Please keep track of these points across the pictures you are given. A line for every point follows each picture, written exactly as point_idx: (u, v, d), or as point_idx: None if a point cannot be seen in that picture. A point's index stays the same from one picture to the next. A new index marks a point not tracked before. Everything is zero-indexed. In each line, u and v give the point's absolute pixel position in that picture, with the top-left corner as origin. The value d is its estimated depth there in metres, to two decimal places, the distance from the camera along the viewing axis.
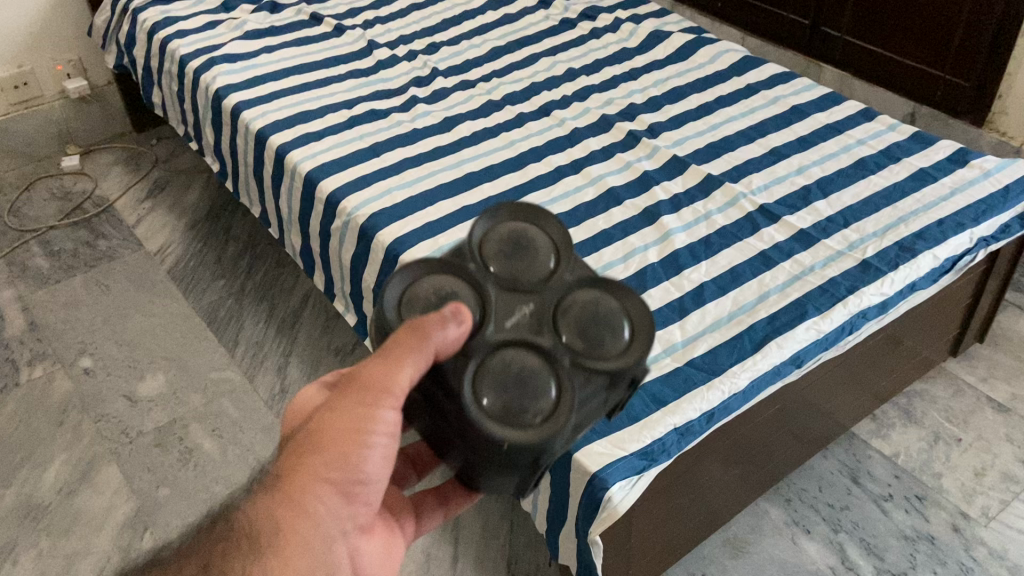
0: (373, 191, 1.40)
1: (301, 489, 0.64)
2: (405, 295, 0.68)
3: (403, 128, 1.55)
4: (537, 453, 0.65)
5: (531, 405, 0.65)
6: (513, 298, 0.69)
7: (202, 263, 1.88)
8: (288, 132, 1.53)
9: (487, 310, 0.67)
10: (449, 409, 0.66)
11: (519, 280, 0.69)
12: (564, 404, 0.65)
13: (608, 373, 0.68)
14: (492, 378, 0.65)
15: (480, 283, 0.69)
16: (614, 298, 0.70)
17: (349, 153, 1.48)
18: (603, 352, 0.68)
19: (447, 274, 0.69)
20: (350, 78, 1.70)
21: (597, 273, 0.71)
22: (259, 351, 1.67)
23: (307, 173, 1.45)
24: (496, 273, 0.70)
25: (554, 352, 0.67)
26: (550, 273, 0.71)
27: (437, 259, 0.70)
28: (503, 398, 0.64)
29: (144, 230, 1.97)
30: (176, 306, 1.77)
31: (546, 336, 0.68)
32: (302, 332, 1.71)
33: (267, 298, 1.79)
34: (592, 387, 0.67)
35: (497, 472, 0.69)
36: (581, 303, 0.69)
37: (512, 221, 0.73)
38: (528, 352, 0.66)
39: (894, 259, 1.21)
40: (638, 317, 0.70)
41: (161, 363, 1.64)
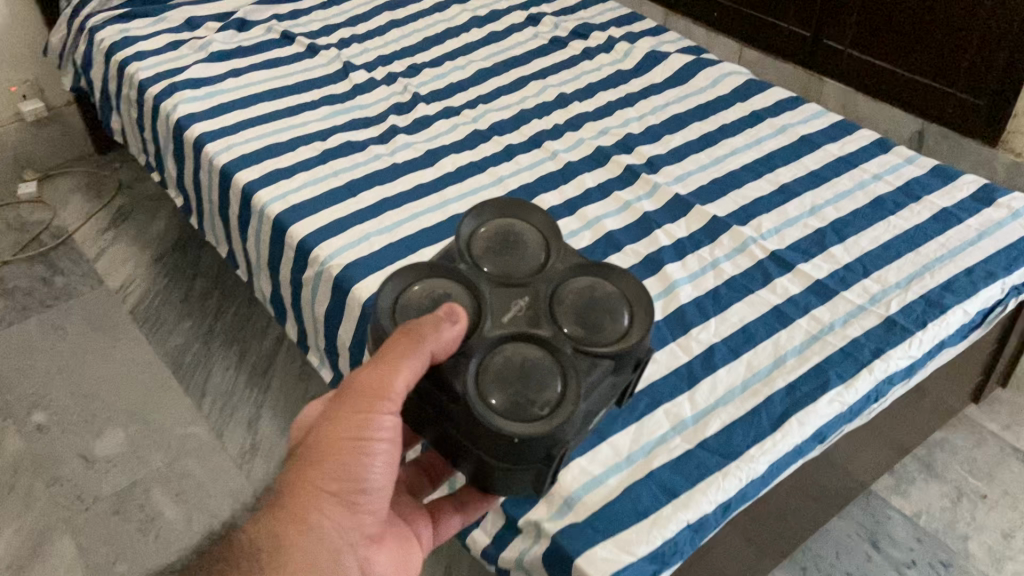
0: (348, 237, 1.27)
1: (309, 498, 0.72)
2: (398, 302, 0.78)
3: (381, 163, 1.43)
4: (549, 442, 0.73)
5: (536, 397, 0.73)
6: (508, 294, 0.79)
7: (169, 301, 1.75)
8: (256, 169, 1.41)
9: (484, 308, 0.77)
10: (457, 405, 0.75)
11: (512, 276, 0.81)
12: (570, 393, 0.74)
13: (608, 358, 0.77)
14: (496, 373, 0.74)
15: (476, 284, 0.79)
16: (607, 283, 0.81)
17: (323, 193, 1.36)
18: (604, 336, 0.78)
19: (442, 278, 0.80)
20: (325, 105, 1.58)
21: (585, 261, 0.83)
22: (228, 403, 1.55)
23: (276, 216, 1.32)
24: (491, 274, 0.80)
25: (556, 341, 0.76)
26: (540, 266, 0.82)
27: (432, 263, 0.81)
28: (510, 393, 0.73)
29: (105, 265, 1.84)
30: (139, 351, 1.64)
31: (546, 328, 0.77)
32: (276, 381, 1.59)
33: (238, 342, 1.67)
34: (598, 372, 0.77)
35: (510, 465, 0.75)
36: (574, 292, 0.80)
37: (499, 226, 0.85)
38: (529, 345, 0.75)
39: (921, 315, 1.10)
40: (632, 295, 0.81)
41: (120, 418, 1.51)
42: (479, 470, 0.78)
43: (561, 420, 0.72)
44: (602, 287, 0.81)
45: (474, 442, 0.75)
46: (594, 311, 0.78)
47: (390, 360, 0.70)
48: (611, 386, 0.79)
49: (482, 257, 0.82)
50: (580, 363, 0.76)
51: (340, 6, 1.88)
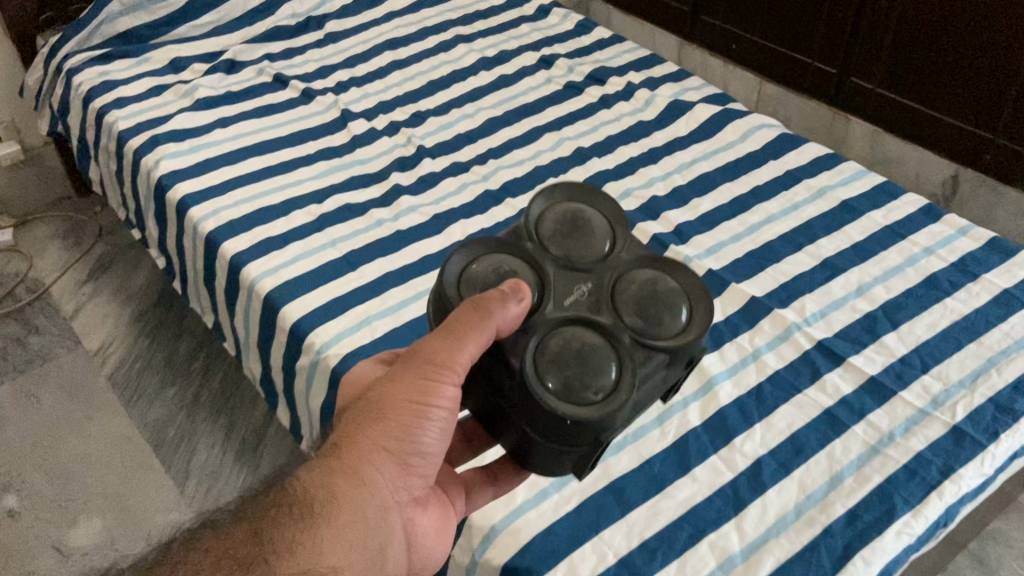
0: (347, 321, 1.14)
1: (360, 458, 0.65)
2: (463, 273, 0.68)
3: (383, 230, 1.30)
4: (597, 433, 0.63)
5: (592, 382, 0.63)
6: (573, 276, 0.69)
7: (151, 365, 1.64)
8: (245, 237, 1.28)
9: (546, 289, 0.67)
10: (509, 383, 0.65)
11: (576, 260, 0.70)
12: (625, 382, 0.64)
13: (667, 352, 0.67)
14: (552, 357, 0.63)
15: (540, 263, 0.69)
16: (672, 278, 0.70)
17: (318, 267, 1.23)
18: (662, 331, 0.67)
19: (504, 252, 0.69)
20: (321, 160, 1.45)
21: (654, 254, 0.72)
22: (214, 485, 1.42)
23: (266, 294, 1.20)
24: (554, 252, 0.69)
25: (614, 330, 0.66)
26: (607, 254, 0.71)
27: (495, 238, 0.71)
28: (565, 376, 0.63)
29: (83, 323, 1.72)
30: (118, 425, 1.52)
31: (606, 316, 0.67)
32: (266, 458, 1.46)
33: (226, 411, 1.54)
34: (654, 365, 0.66)
35: (556, 451, 0.66)
36: (639, 283, 0.69)
37: (568, 204, 0.73)
38: (589, 331, 0.65)
39: (991, 424, 0.98)
40: (696, 299, 0.70)
41: (96, 503, 1.39)
42: (521, 446, 0.69)
43: (615, 409, 0.63)
44: (666, 281, 0.70)
45: (523, 424, 0.66)
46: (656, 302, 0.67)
47: (454, 329, 0.62)
48: (664, 381, 0.69)
49: (550, 239, 0.71)
50: (638, 357, 0.66)
51: (338, 45, 1.76)
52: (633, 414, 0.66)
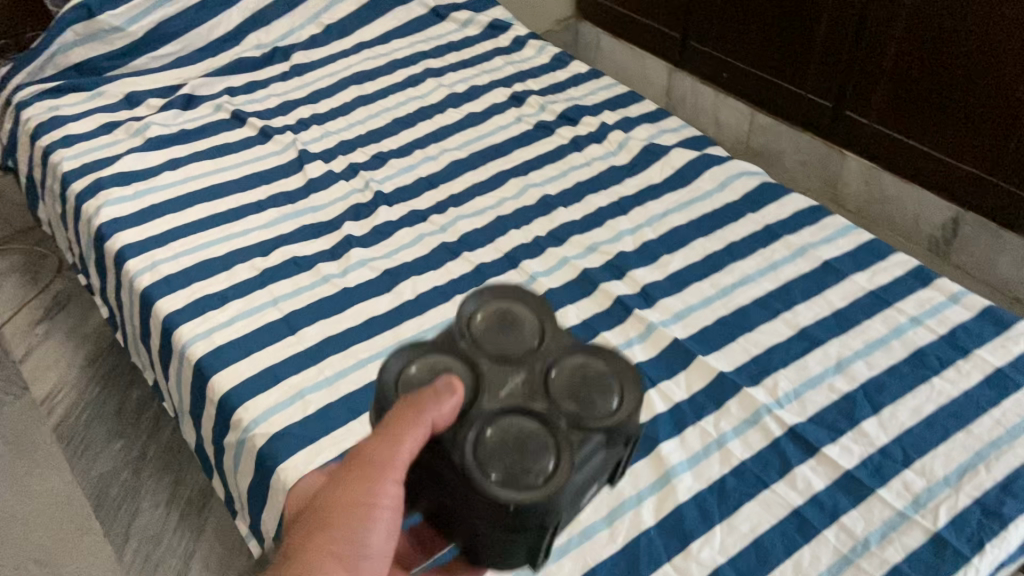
0: (281, 394, 1.06)
1: (308, 561, 0.62)
2: (401, 376, 0.67)
3: (330, 287, 1.22)
4: (544, 516, 0.62)
5: (531, 465, 0.61)
6: (506, 367, 0.67)
7: (99, 415, 1.56)
8: (182, 295, 1.20)
9: (480, 383, 0.66)
10: (450, 475, 0.64)
11: (508, 352, 0.68)
12: (564, 467, 0.62)
13: (606, 432, 0.65)
14: (491, 448, 0.62)
15: (472, 359, 0.67)
16: (602, 360, 0.69)
17: (256, 330, 1.15)
18: (598, 413, 0.66)
19: (437, 353, 0.68)
20: (271, 206, 1.36)
21: (584, 341, 0.71)
22: (154, 550, 1.34)
23: (197, 361, 1.11)
24: (486, 346, 0.68)
25: (551, 415, 0.64)
26: (539, 345, 0.69)
27: (428, 341, 0.69)
28: (504, 464, 0.61)
29: (32, 368, 1.65)
30: (60, 482, 1.45)
31: (541, 402, 0.65)
32: (212, 522, 1.38)
33: (174, 468, 1.47)
34: (594, 446, 0.64)
35: (505, 535, 0.64)
36: (571, 368, 0.68)
37: (498, 302, 0.72)
38: (526, 417, 0.64)
39: (976, 531, 0.90)
40: (626, 376, 0.69)
41: (30, 570, 1.32)
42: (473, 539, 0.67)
43: (557, 493, 0.61)
44: (595, 364, 0.69)
45: (469, 513, 0.64)
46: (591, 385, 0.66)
47: (390, 429, 0.61)
48: (604, 462, 0.66)
49: (482, 335, 0.69)
50: (576, 438, 0.64)
51: (302, 77, 1.68)
52: (576, 496, 0.65)
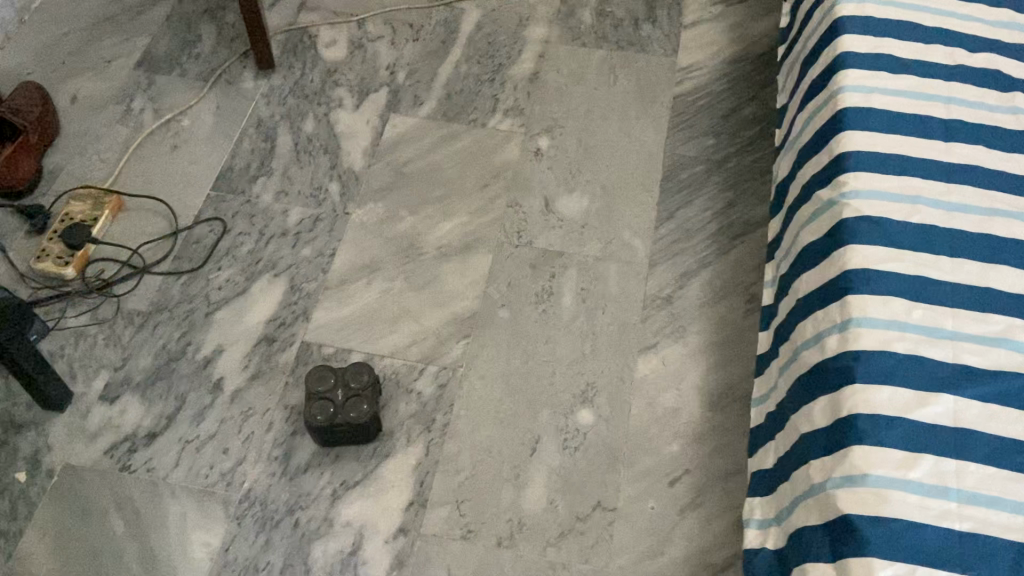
0: (894, 187, 0.99)
1: None
2: (318, 395, 1.23)
3: (1012, 121, 1.06)
4: (339, 386, 1.24)
5: (326, 393, 1.24)
6: (320, 393, 1.24)
7: (711, 109, 1.71)
8: (868, 42, 1.13)
9: (315, 404, 1.23)
10: (319, 393, 1.24)
11: (320, 391, 1.24)
12: (335, 388, 1.24)
13: (342, 386, 1.25)
14: (317, 399, 1.23)
15: (322, 391, 1.24)
16: (334, 387, 1.24)
17: (912, 114, 1.06)
18: (332, 389, 1.24)
19: (319, 389, 1.24)
20: (1008, 6, 1.17)
21: (328, 386, 1.24)
22: (681, 242, 1.50)
23: (842, 109, 1.08)
24: (318, 389, 1.24)
25: (331, 387, 1.24)
26: (328, 387, 1.24)
27: (319, 392, 1.24)
28: (322, 391, 1.24)
29: (690, 39, 1.83)
30: (652, 140, 1.65)
31: (328, 392, 1.24)
32: (736, 253, 1.49)
33: (735, 191, 1.58)
34: (338, 383, 1.25)
35: (330, 385, 1.24)
36: (324, 385, 1.24)
37: (321, 382, 1.24)
38: (327, 391, 1.24)
39: None
40: (330, 381, 1.25)
41: (594, 188, 1.58)
42: None
43: (343, 379, 1.25)
44: (327, 387, 1.24)
45: (331, 386, 1.24)
46: (319, 387, 1.24)
47: None
48: (331, 391, 1.24)
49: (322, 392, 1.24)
50: (335, 387, 1.24)
51: None
52: (342, 388, 1.24)
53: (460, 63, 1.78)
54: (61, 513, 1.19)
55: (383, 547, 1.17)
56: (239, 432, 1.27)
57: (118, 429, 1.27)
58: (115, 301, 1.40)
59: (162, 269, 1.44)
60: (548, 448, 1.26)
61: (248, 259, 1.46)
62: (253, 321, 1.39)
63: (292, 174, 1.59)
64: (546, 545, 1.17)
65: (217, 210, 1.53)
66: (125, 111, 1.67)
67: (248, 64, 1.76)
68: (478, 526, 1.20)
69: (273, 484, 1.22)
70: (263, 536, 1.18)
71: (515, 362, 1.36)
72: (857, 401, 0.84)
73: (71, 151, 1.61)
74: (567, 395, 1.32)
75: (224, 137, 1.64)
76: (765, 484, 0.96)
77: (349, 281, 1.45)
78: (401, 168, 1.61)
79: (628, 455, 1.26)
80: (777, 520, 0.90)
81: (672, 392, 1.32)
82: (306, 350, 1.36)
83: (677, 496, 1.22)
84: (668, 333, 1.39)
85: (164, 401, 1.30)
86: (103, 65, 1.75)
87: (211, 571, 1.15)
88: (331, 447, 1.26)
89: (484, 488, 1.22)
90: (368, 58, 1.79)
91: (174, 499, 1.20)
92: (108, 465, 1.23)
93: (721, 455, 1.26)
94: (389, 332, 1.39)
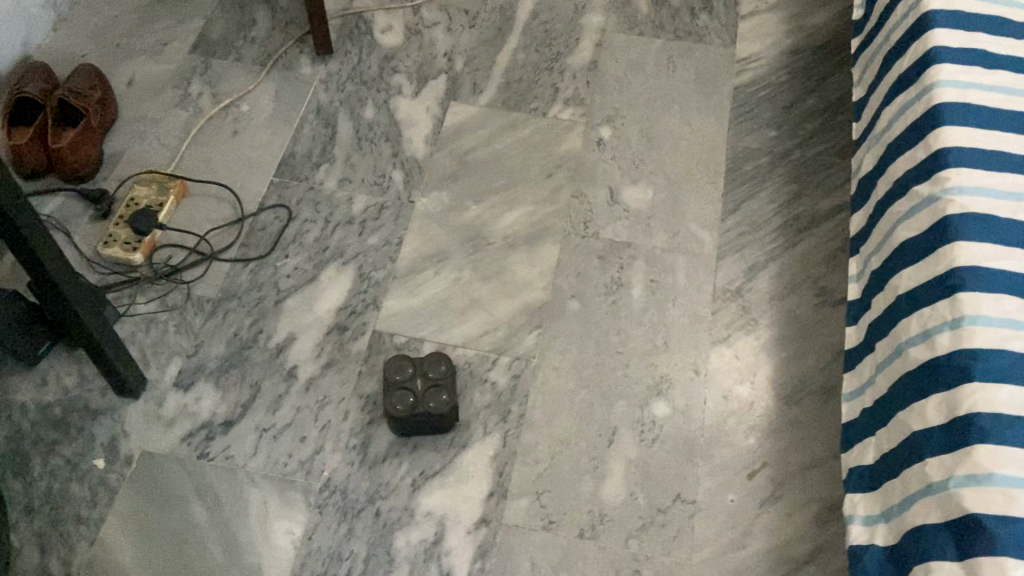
0: (998, 183, 0.99)
1: None
2: (398, 386, 1.23)
3: None
4: (418, 376, 1.24)
5: (405, 384, 1.23)
6: (399, 384, 1.23)
7: (772, 100, 1.69)
8: (961, 36, 1.13)
9: (395, 394, 1.22)
10: (398, 383, 1.23)
11: (399, 381, 1.23)
12: (414, 379, 1.23)
13: (420, 376, 1.24)
14: (397, 389, 1.23)
15: (401, 381, 1.23)
16: (413, 377, 1.23)
17: (1009, 110, 1.06)
18: (411, 380, 1.23)
19: (398, 380, 1.23)
20: None
21: (407, 376, 1.23)
22: (749, 234, 1.49)
23: (939, 104, 1.07)
24: (398, 380, 1.23)
25: (410, 378, 1.24)
26: (407, 378, 1.23)
27: (399, 383, 1.23)
28: (401, 381, 1.23)
29: (748, 29, 1.81)
30: (714, 131, 1.64)
31: (407, 382, 1.23)
32: (804, 246, 1.48)
33: (800, 183, 1.56)
34: (417, 373, 1.24)
35: (409, 375, 1.24)
36: (403, 375, 1.23)
37: (400, 372, 1.24)
38: (406, 381, 1.23)
39: None
40: (409, 371, 1.24)
41: (658, 179, 1.57)
42: None
43: (422, 370, 1.24)
44: (406, 377, 1.23)
45: (410, 376, 1.24)
46: (398, 377, 1.23)
47: None
48: (410, 382, 1.23)
49: (401, 383, 1.23)
50: (414, 377, 1.24)
51: None
52: (421, 379, 1.24)
53: (518, 50, 1.77)
54: (142, 499, 1.19)
55: (466, 537, 1.18)
56: (315, 421, 1.27)
57: (194, 417, 1.26)
58: (184, 288, 1.39)
59: (230, 256, 1.43)
60: (625, 439, 1.27)
61: (315, 247, 1.46)
62: (324, 309, 1.38)
63: (355, 161, 1.58)
64: (628, 537, 1.18)
65: (281, 196, 1.52)
66: (182, 95, 1.66)
67: (305, 49, 1.74)
68: (559, 517, 1.20)
69: (352, 473, 1.22)
70: (345, 525, 1.18)
71: (588, 353, 1.36)
72: (977, 400, 0.84)
73: (130, 135, 1.59)
74: (641, 387, 1.32)
75: (284, 123, 1.62)
76: (867, 481, 0.96)
77: (417, 269, 1.44)
78: (464, 156, 1.60)
79: (705, 448, 1.26)
80: (885, 517, 0.91)
81: (746, 385, 1.32)
82: (378, 339, 1.36)
83: (757, 489, 1.22)
84: (740, 327, 1.38)
85: (239, 388, 1.29)
86: (158, 48, 1.73)
87: (295, 559, 1.15)
88: (409, 437, 1.25)
89: (563, 480, 1.23)
90: (425, 45, 1.77)
91: (254, 487, 1.20)
92: (186, 453, 1.23)
93: (799, 449, 1.26)
94: (460, 322, 1.38)
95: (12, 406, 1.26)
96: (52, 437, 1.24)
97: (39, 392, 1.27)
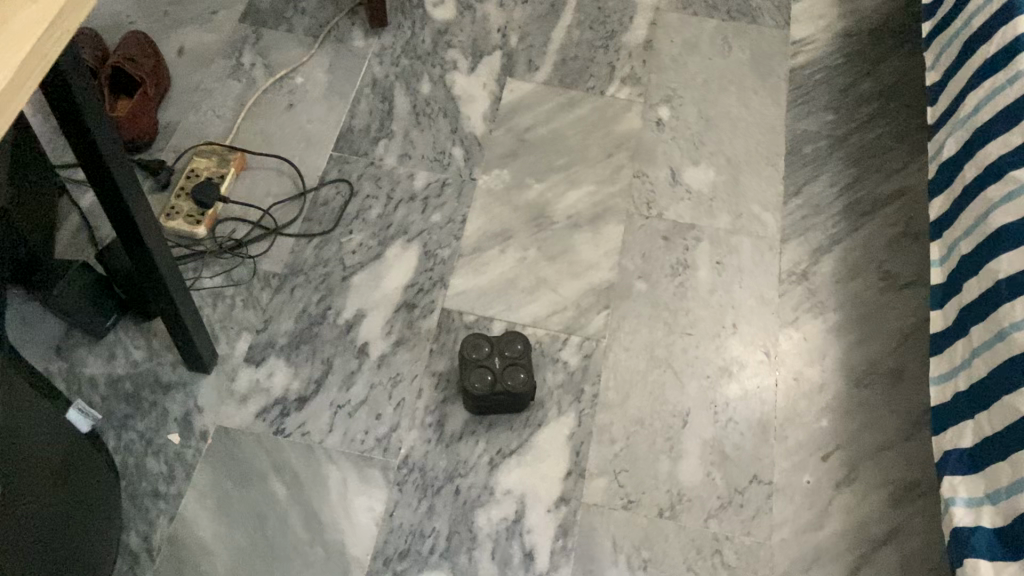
0: None
1: None
2: (472, 361, 1.22)
3: None
4: (493, 354, 1.23)
5: (481, 360, 1.22)
6: (474, 360, 1.22)
7: (828, 83, 1.68)
8: None
9: (470, 370, 1.21)
10: (474, 359, 1.22)
11: (475, 357, 1.22)
12: (489, 356, 1.22)
13: (497, 355, 1.23)
14: (473, 365, 1.22)
15: (477, 358, 1.22)
16: (489, 355, 1.23)
17: None
18: (487, 358, 1.22)
19: (474, 356, 1.22)
20: None
21: (483, 354, 1.22)
22: (812, 217, 1.50)
23: None
24: (473, 356, 1.22)
25: (486, 355, 1.23)
26: (483, 355, 1.22)
27: (474, 359, 1.22)
28: (477, 357, 1.22)
29: (801, 11, 1.80)
30: (772, 113, 1.64)
31: (483, 359, 1.22)
32: (866, 231, 1.48)
33: (860, 167, 1.56)
34: (492, 352, 1.23)
35: (485, 353, 1.23)
36: (478, 352, 1.22)
37: (477, 349, 1.23)
38: (482, 357, 1.22)
39: None
40: (485, 348, 1.23)
41: (718, 160, 1.56)
42: None
43: (498, 348, 1.23)
44: (482, 354, 1.22)
45: (486, 354, 1.23)
46: (474, 353, 1.22)
47: None
48: (486, 359, 1.22)
49: (476, 360, 1.22)
50: (490, 355, 1.23)
51: None
52: (497, 357, 1.23)
53: (571, 28, 1.75)
54: (220, 475, 1.18)
55: (546, 516, 1.18)
56: (389, 398, 1.26)
57: (267, 393, 1.25)
58: (250, 263, 1.38)
59: (294, 231, 1.42)
60: (699, 420, 1.27)
61: (379, 223, 1.44)
62: (391, 287, 1.37)
63: (413, 137, 1.56)
64: (707, 517, 1.19)
65: (341, 171, 1.50)
66: (235, 66, 1.62)
67: (357, 22, 1.71)
68: (638, 497, 1.20)
69: (430, 451, 1.22)
70: (425, 502, 1.18)
71: (658, 334, 1.36)
72: None
73: (183, 106, 1.56)
74: (712, 368, 1.32)
75: (340, 97, 1.60)
76: (966, 463, 0.98)
77: (483, 248, 1.43)
78: (523, 134, 1.58)
79: (779, 429, 1.27)
80: (990, 499, 0.92)
81: (817, 367, 1.33)
82: (446, 317, 1.35)
83: (832, 471, 1.23)
84: (807, 310, 1.39)
85: (310, 364, 1.28)
86: (207, 17, 1.69)
87: (377, 536, 1.15)
88: (483, 416, 1.25)
89: (640, 460, 1.23)
90: (478, 20, 1.75)
91: (332, 463, 1.20)
92: (262, 429, 1.22)
93: (871, 432, 1.27)
94: (528, 302, 1.38)
95: (81, 379, 1.24)
96: (124, 411, 1.22)
97: (107, 365, 1.26)
